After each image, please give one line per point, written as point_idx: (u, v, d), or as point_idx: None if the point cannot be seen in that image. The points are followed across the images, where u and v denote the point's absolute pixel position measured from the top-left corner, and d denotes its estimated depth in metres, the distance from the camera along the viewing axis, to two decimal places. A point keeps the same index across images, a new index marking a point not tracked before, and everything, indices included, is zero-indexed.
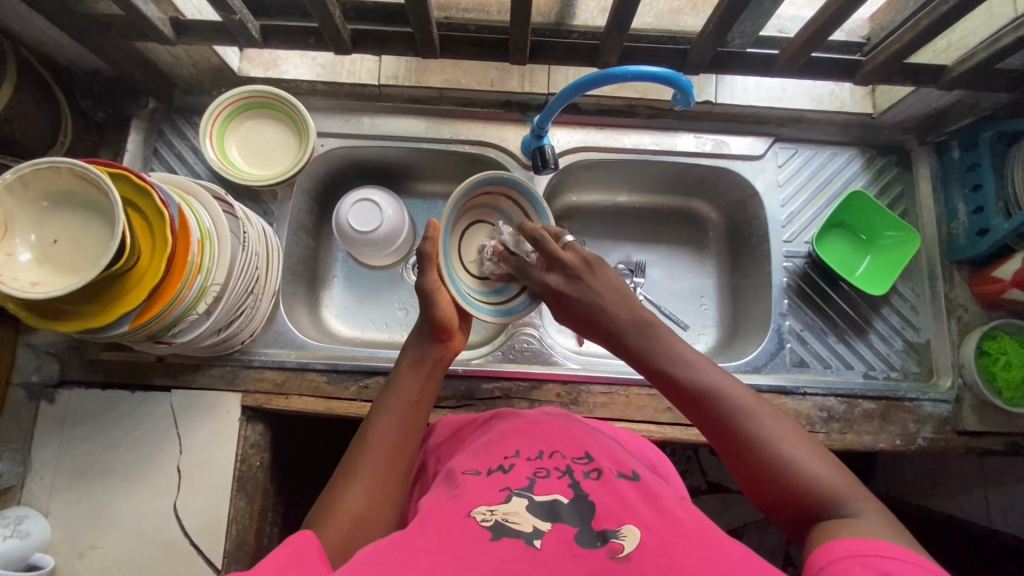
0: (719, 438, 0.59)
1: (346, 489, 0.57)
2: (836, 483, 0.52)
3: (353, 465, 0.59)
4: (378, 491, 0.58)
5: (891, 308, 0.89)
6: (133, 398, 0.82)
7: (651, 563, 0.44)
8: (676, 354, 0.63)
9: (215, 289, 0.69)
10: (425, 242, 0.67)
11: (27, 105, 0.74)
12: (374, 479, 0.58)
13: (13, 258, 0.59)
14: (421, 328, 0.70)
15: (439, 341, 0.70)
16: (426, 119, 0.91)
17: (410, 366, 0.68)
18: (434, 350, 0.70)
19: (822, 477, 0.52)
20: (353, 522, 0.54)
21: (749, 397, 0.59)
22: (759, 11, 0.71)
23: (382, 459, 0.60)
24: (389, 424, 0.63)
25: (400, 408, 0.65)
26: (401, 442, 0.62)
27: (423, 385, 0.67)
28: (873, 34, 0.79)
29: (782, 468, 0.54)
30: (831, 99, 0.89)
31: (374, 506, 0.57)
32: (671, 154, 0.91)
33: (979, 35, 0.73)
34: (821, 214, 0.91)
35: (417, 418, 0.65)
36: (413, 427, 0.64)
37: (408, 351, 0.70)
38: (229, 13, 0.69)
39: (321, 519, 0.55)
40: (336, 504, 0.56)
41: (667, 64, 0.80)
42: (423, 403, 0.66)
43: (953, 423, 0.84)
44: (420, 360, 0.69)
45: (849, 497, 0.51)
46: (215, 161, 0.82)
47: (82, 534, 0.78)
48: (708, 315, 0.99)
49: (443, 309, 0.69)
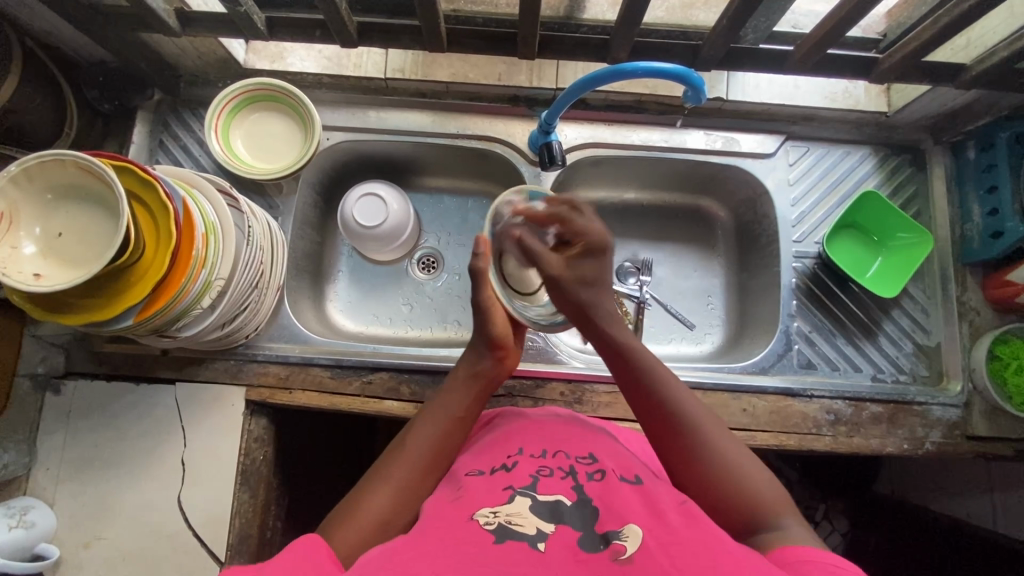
0: (660, 433, 0.60)
1: (374, 491, 0.57)
2: (765, 494, 0.54)
3: (385, 469, 0.59)
4: (408, 498, 0.57)
5: (901, 310, 0.87)
6: (137, 391, 0.82)
7: (653, 564, 0.44)
8: (637, 346, 0.64)
9: (220, 283, 0.69)
10: (476, 258, 0.67)
11: (32, 96, 0.74)
12: (404, 487, 0.58)
13: (18, 250, 0.59)
14: (480, 342, 0.69)
15: (495, 358, 0.70)
16: (433, 113, 0.90)
17: (463, 379, 0.67)
18: (489, 366, 0.69)
19: (753, 486, 0.55)
20: (375, 526, 0.54)
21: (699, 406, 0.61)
22: (775, 5, 0.69)
23: (417, 466, 0.60)
24: (430, 435, 0.62)
25: (443, 419, 0.64)
26: (440, 455, 0.61)
27: (471, 402, 0.66)
28: (890, 30, 0.77)
29: (715, 470, 0.56)
30: (844, 97, 0.88)
31: (398, 513, 0.56)
32: (680, 151, 0.90)
33: (999, 33, 0.71)
34: (832, 214, 0.89)
35: (459, 435, 0.64)
36: (453, 442, 0.63)
37: (465, 361, 0.69)
38: (234, 4, 0.68)
39: (345, 520, 0.54)
40: (360, 505, 0.56)
41: (677, 59, 0.78)
42: (468, 420, 0.65)
43: (962, 427, 0.83)
44: (474, 375, 0.68)
45: (778, 510, 0.53)
46: (220, 155, 0.82)
47: (87, 525, 0.79)
48: (715, 314, 0.98)
49: (499, 326, 0.69)
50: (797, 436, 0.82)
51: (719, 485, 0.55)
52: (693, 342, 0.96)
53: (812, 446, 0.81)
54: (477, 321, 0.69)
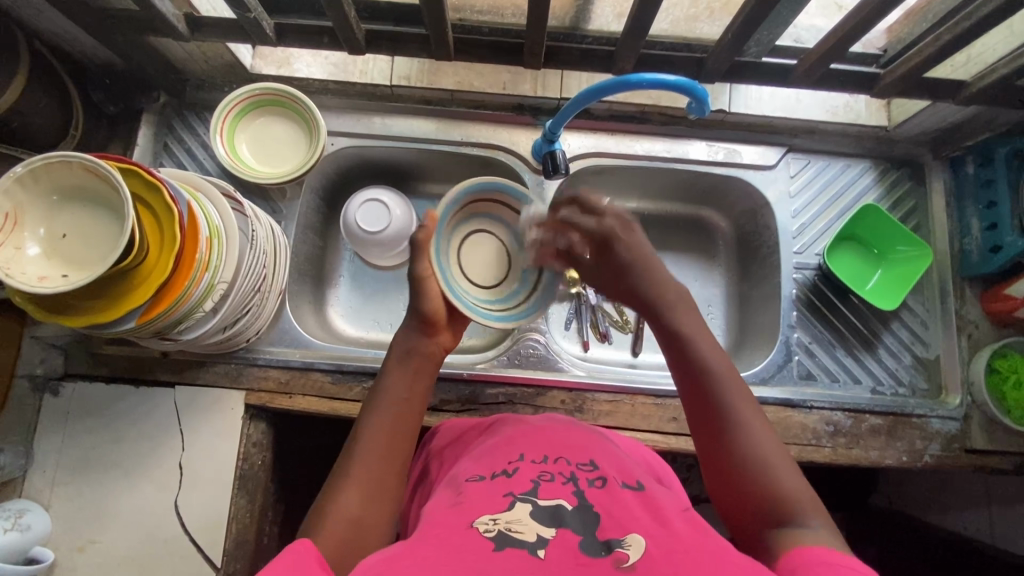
0: (701, 412, 0.60)
1: (338, 494, 0.56)
2: (794, 491, 0.53)
3: (344, 470, 0.58)
4: (370, 498, 0.56)
5: (900, 322, 0.88)
6: (136, 393, 0.82)
7: (656, 574, 0.44)
8: (689, 323, 0.64)
9: (223, 286, 0.69)
10: (419, 230, 0.66)
11: (38, 97, 0.74)
12: (367, 481, 0.57)
13: (22, 252, 0.59)
14: (410, 321, 0.69)
15: (427, 334, 0.69)
16: (437, 120, 0.91)
17: (398, 362, 0.67)
18: (422, 342, 0.68)
19: (786, 484, 0.54)
20: (346, 524, 0.53)
21: (745, 395, 0.60)
22: (778, 19, 0.70)
23: (373, 462, 0.59)
24: (378, 423, 0.62)
25: (389, 408, 0.63)
26: (392, 445, 0.61)
27: (412, 383, 0.66)
28: (891, 46, 0.78)
29: (753, 465, 0.56)
30: (845, 111, 0.89)
31: (368, 504, 0.56)
32: (683, 162, 0.91)
33: (1000, 50, 0.72)
34: (832, 226, 0.90)
35: (407, 416, 0.64)
36: (403, 426, 0.63)
37: (397, 343, 0.68)
38: (244, 10, 0.68)
39: (315, 524, 0.53)
40: (327, 507, 0.55)
41: (682, 71, 0.79)
42: (414, 400, 0.65)
43: (960, 440, 0.83)
44: (409, 354, 0.67)
45: (804, 509, 0.52)
46: (225, 158, 0.82)
47: (82, 528, 0.78)
48: (715, 325, 0.98)
49: (432, 302, 0.68)
50: (797, 447, 0.81)
51: (749, 476, 0.55)
52: None
53: (812, 457, 0.81)
54: (412, 296, 0.68)
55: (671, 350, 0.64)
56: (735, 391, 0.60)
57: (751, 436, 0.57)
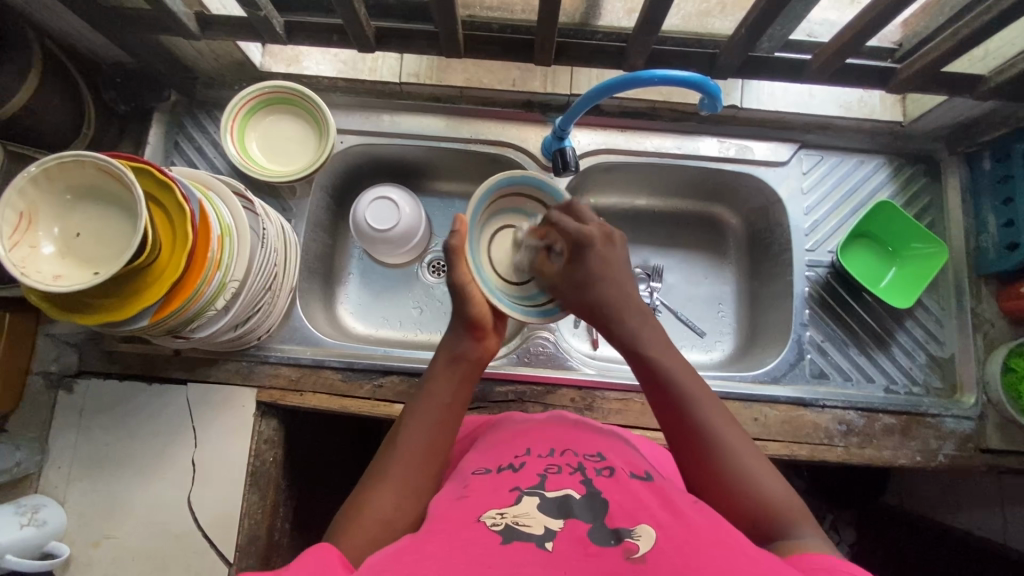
0: (687, 440, 0.58)
1: (376, 490, 0.55)
2: (780, 500, 0.53)
3: (383, 469, 0.57)
4: (410, 496, 0.56)
5: (914, 321, 0.87)
6: (148, 390, 0.83)
7: (666, 562, 0.43)
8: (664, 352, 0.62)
9: (235, 282, 0.69)
10: (451, 236, 0.64)
11: (51, 97, 0.74)
12: (405, 483, 0.56)
13: (37, 250, 0.59)
14: (458, 325, 0.67)
15: (475, 339, 0.67)
16: (446, 117, 0.91)
17: (444, 367, 0.65)
18: (470, 348, 0.66)
19: (775, 495, 0.53)
20: (379, 525, 0.52)
21: (726, 419, 0.58)
22: (792, 14, 0.69)
23: (413, 463, 0.58)
24: (421, 424, 0.61)
25: (431, 412, 0.62)
26: (432, 446, 0.60)
27: (456, 387, 0.64)
28: (907, 39, 0.77)
29: (745, 486, 0.54)
30: (860, 106, 0.88)
31: (404, 508, 0.55)
32: (693, 158, 0.90)
33: (1017, 44, 0.71)
34: (845, 223, 0.89)
35: (450, 421, 0.62)
36: (444, 432, 0.61)
37: (444, 347, 0.67)
38: (255, 9, 0.68)
39: (351, 522, 0.53)
40: (364, 506, 0.54)
41: (694, 67, 0.78)
42: (456, 406, 0.63)
43: (975, 440, 0.82)
44: (455, 360, 0.66)
45: (799, 520, 0.51)
46: (236, 158, 0.82)
47: (97, 524, 0.79)
48: (725, 322, 0.97)
49: (477, 306, 0.67)
50: (809, 446, 0.81)
51: (742, 493, 0.54)
52: (703, 350, 0.95)
53: (823, 456, 0.81)
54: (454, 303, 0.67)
55: (646, 377, 0.61)
56: (715, 416, 0.58)
57: (740, 459, 0.56)
